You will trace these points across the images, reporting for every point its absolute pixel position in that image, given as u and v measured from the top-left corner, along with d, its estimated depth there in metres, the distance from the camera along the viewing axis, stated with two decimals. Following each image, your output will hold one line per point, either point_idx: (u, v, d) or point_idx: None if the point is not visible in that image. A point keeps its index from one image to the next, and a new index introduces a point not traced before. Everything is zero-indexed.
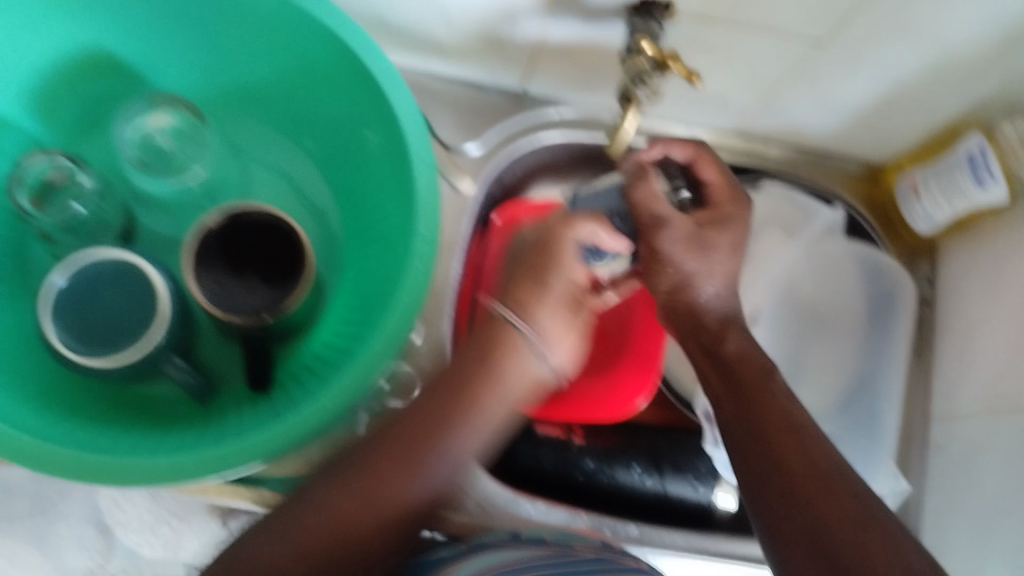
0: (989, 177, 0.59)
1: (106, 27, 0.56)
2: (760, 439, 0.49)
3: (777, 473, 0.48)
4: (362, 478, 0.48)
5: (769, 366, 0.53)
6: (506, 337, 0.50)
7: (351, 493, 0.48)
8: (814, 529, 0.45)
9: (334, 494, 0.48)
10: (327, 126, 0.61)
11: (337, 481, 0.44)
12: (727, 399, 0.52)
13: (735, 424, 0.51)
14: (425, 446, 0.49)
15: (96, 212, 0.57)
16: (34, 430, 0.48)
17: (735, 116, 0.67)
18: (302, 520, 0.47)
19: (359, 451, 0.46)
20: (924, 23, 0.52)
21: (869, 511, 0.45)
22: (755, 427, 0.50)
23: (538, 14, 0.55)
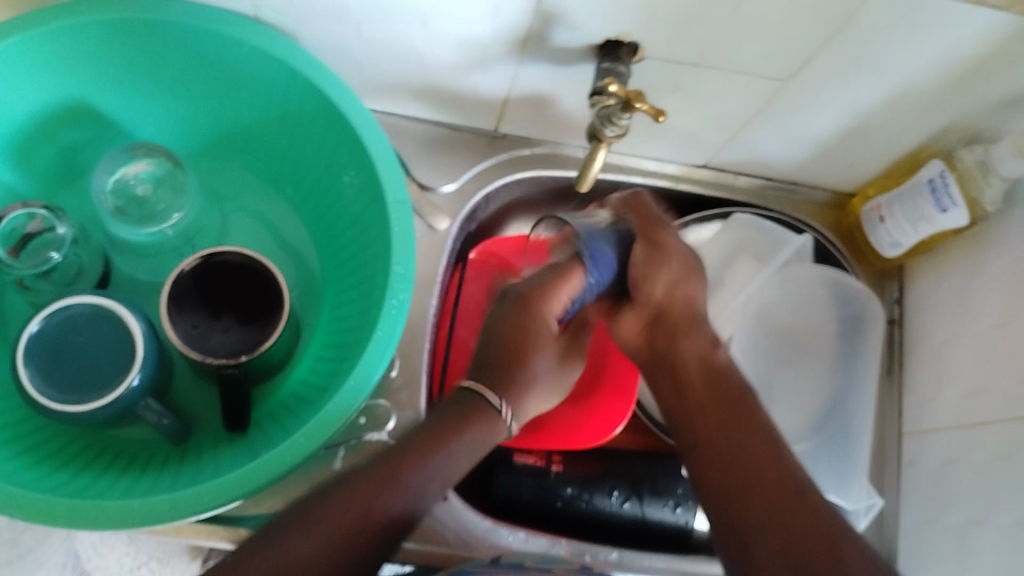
0: (951, 204, 0.61)
1: (87, 82, 0.56)
2: (735, 458, 0.47)
3: (745, 491, 0.45)
4: (335, 512, 0.42)
5: (730, 383, 0.52)
6: (478, 405, 0.50)
7: (317, 531, 0.42)
8: (760, 544, 0.42)
9: (293, 535, 0.42)
10: (303, 167, 0.62)
11: (299, 528, 0.42)
12: (708, 418, 0.50)
13: (712, 436, 0.49)
14: (403, 477, 0.45)
15: (72, 260, 0.56)
16: (8, 476, 0.48)
17: (704, 150, 0.69)
18: (262, 558, 0.41)
19: (326, 498, 0.43)
20: (882, 58, 0.54)
21: (817, 512, 0.43)
22: (732, 441, 0.48)
23: (508, 57, 0.57)
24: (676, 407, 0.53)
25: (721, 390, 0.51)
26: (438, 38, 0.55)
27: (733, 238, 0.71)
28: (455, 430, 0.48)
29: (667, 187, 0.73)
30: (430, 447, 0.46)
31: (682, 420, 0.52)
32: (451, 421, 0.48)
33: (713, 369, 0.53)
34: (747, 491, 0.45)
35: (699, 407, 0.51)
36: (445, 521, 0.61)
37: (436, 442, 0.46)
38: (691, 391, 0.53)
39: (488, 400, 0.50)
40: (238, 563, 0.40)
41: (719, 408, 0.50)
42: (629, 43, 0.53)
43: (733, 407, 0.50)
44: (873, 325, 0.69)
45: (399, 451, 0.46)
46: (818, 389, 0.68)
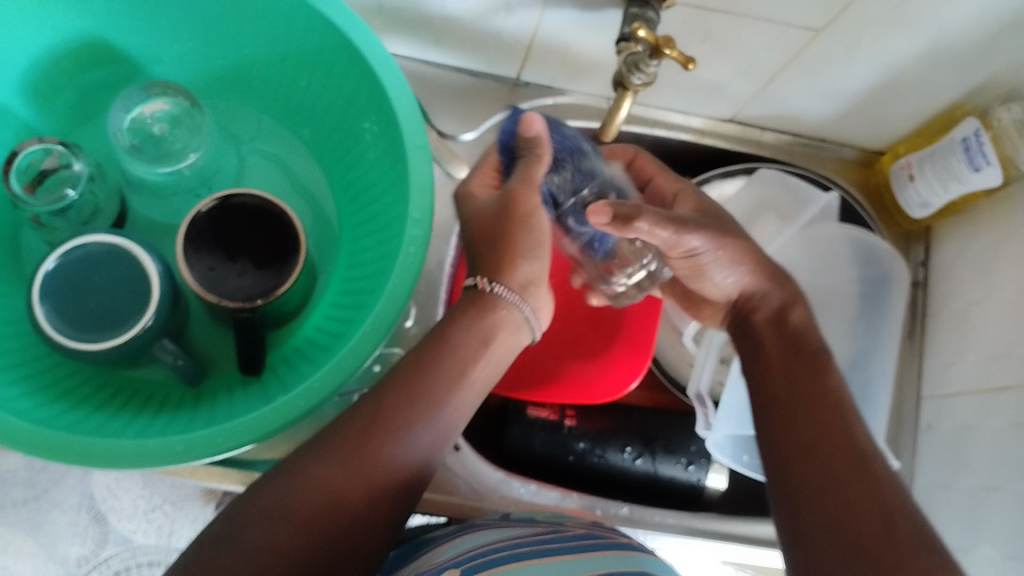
0: (984, 162, 0.59)
1: (103, 19, 0.56)
2: (806, 433, 0.50)
3: (805, 460, 0.49)
4: (361, 439, 0.45)
5: (806, 345, 0.55)
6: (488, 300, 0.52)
7: (344, 459, 0.44)
8: (816, 504, 0.46)
9: (319, 466, 0.44)
10: (319, 109, 0.61)
11: (323, 453, 0.44)
12: (784, 396, 0.52)
13: (787, 400, 0.52)
14: (403, 419, 0.47)
15: (88, 198, 0.56)
16: (25, 412, 0.48)
17: (731, 103, 0.67)
18: (297, 488, 0.43)
19: (351, 419, 0.46)
20: (922, 8, 0.52)
21: (878, 482, 0.46)
22: (808, 425, 0.50)
23: (534, 1, 0.55)
24: (753, 361, 0.56)
25: (800, 370, 0.53)
26: None
27: (757, 195, 0.69)
28: (476, 348, 0.51)
29: (692, 140, 0.71)
30: (441, 369, 0.49)
31: (757, 376, 0.55)
32: (453, 318, 0.51)
33: (790, 332, 0.56)
34: (815, 454, 0.48)
35: (774, 369, 0.54)
36: (457, 471, 0.61)
37: (453, 351, 0.50)
38: (771, 367, 0.55)
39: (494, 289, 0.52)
40: (279, 483, 0.43)
41: (795, 390, 0.52)
42: None
43: (814, 387, 0.52)
44: (897, 286, 0.66)
45: (394, 382, 0.48)
46: (839, 351, 0.67)
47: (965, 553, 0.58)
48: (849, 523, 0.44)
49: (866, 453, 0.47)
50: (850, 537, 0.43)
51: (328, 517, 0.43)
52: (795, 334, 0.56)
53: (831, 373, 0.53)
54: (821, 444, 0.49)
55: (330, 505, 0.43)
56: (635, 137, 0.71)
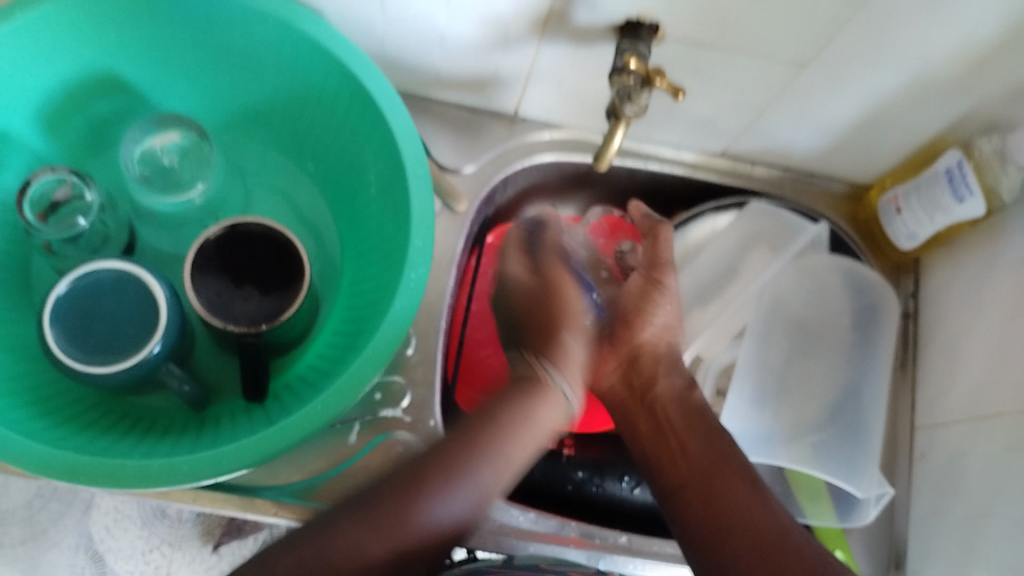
0: (967, 193, 0.61)
1: (116, 55, 0.58)
2: (708, 491, 0.53)
3: (701, 501, 0.53)
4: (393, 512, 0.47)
5: (705, 419, 0.57)
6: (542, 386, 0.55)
7: (374, 530, 0.47)
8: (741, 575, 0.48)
9: (349, 536, 0.46)
10: (323, 145, 0.63)
11: (364, 521, 0.47)
12: (684, 452, 0.55)
13: (687, 474, 0.54)
14: (433, 488, 0.48)
15: (99, 228, 0.57)
16: (35, 435, 0.49)
17: (721, 138, 0.70)
18: (330, 544, 0.46)
19: (383, 506, 0.47)
20: (901, 43, 0.54)
21: (796, 552, 0.48)
22: (695, 497, 0.53)
23: (529, 36, 0.57)
24: (654, 437, 0.58)
25: (694, 425, 0.57)
26: (461, 17, 0.56)
27: (748, 227, 0.71)
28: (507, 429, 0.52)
29: (685, 174, 0.73)
30: (465, 455, 0.50)
31: (657, 455, 0.57)
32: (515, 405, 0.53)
33: (688, 399, 0.58)
34: (728, 532, 0.50)
35: (681, 448, 0.56)
36: None
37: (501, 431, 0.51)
38: (673, 428, 0.57)
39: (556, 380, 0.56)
40: (310, 540, 0.46)
41: (694, 477, 0.54)
42: (649, 23, 0.53)
43: (708, 441, 0.56)
44: (887, 319, 0.69)
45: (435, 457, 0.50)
46: (834, 380, 0.68)
47: None
48: (780, 571, 0.47)
49: (777, 521, 0.50)
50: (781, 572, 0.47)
51: (357, 575, 0.46)
52: (695, 405, 0.58)
53: (712, 432, 0.56)
54: (732, 522, 0.50)
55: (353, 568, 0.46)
56: (627, 171, 0.73)
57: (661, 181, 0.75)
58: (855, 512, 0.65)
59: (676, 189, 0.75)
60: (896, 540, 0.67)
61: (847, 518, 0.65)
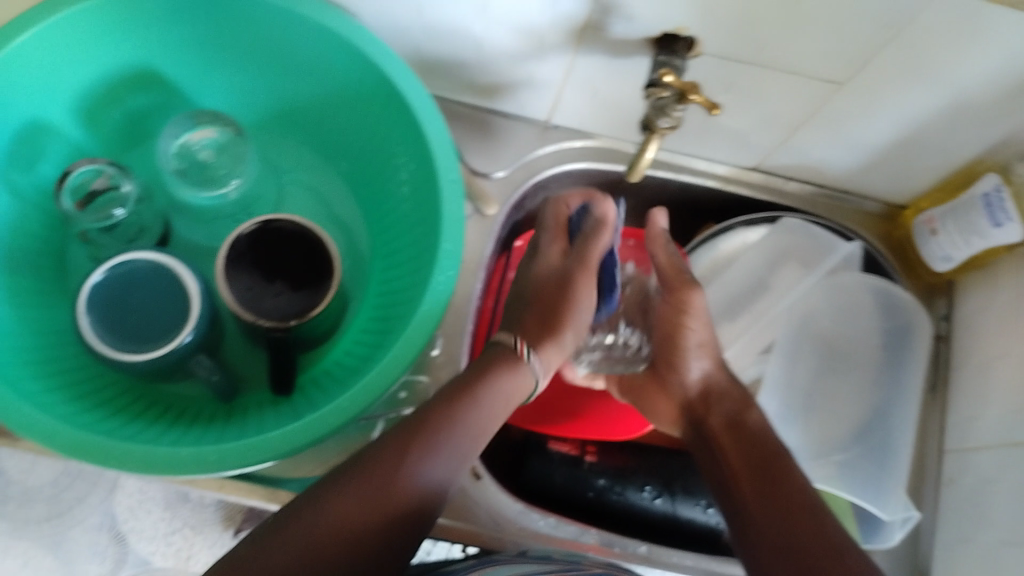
0: (1005, 218, 0.60)
1: (157, 49, 0.59)
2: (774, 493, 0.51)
3: (768, 526, 0.50)
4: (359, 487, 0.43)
5: (760, 442, 0.55)
6: (505, 360, 0.53)
7: (357, 499, 0.43)
8: None
9: (329, 505, 0.43)
10: (357, 144, 0.64)
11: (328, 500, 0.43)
12: (746, 480, 0.53)
13: (749, 500, 0.52)
14: (414, 456, 0.46)
15: (134, 218, 0.58)
16: (66, 417, 0.50)
17: (756, 152, 0.69)
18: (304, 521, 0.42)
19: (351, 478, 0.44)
20: (942, 67, 0.54)
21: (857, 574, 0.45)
22: (763, 494, 0.51)
23: (565, 46, 0.57)
24: (714, 469, 0.56)
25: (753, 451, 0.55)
26: (497, 25, 0.56)
27: (778, 243, 0.71)
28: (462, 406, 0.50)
29: (717, 187, 0.73)
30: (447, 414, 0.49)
31: (722, 482, 0.55)
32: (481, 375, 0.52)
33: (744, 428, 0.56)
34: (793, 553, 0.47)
35: (737, 478, 0.54)
36: (478, 502, 0.61)
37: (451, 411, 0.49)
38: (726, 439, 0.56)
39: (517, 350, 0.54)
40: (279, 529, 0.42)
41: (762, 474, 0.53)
42: (685, 37, 0.54)
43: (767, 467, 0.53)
44: (920, 336, 0.67)
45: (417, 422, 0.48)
46: (861, 400, 0.68)
47: None
48: None
49: (838, 540, 0.47)
50: None
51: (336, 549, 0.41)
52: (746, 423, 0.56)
53: (781, 454, 0.54)
54: (797, 546, 0.48)
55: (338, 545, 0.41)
56: (660, 181, 0.73)
57: (694, 194, 0.74)
58: (879, 535, 0.64)
59: (708, 202, 0.75)
60: (920, 560, 0.66)
61: (872, 540, 0.65)
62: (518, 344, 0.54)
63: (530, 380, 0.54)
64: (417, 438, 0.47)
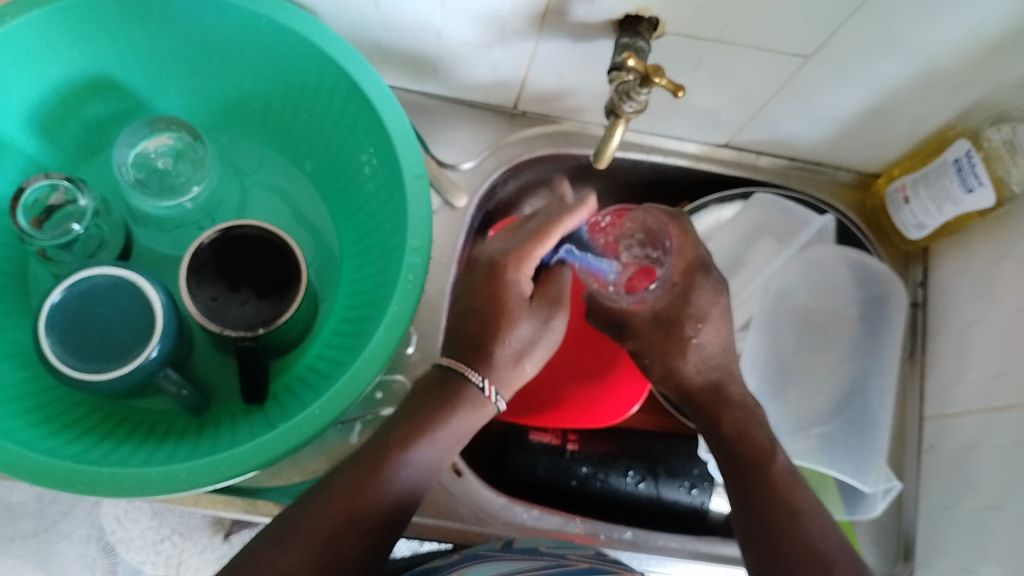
0: (976, 182, 0.59)
1: (109, 58, 0.57)
2: (759, 482, 0.52)
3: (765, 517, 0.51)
4: (321, 506, 0.46)
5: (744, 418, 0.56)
6: (461, 383, 0.52)
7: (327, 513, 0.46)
8: None
9: (291, 541, 0.45)
10: (319, 143, 0.62)
11: (290, 533, 0.45)
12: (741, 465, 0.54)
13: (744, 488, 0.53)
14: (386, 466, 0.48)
15: (93, 232, 0.57)
16: (32, 444, 0.49)
17: (726, 129, 0.68)
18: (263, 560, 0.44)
19: (309, 506, 0.46)
20: (908, 35, 0.53)
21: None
22: (746, 487, 0.53)
23: (527, 32, 0.56)
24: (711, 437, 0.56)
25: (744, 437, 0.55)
26: (457, 14, 0.55)
27: (755, 218, 0.70)
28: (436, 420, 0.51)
29: (688, 166, 0.72)
30: (401, 441, 0.49)
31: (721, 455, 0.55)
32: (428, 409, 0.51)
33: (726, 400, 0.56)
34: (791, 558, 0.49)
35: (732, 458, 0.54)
36: (459, 497, 0.61)
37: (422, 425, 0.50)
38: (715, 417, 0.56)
39: (471, 378, 0.52)
40: (257, 549, 0.44)
41: (739, 466, 0.54)
42: (648, 18, 0.53)
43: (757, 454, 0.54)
44: (895, 305, 0.67)
45: (398, 430, 0.50)
46: (839, 373, 0.68)
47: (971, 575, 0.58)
48: None
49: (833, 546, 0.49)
50: None
51: None
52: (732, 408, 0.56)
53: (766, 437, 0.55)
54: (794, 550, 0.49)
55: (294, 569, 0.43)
56: (631, 163, 0.72)
57: (665, 173, 0.73)
58: (862, 506, 0.64)
59: (680, 180, 0.74)
60: (904, 530, 0.66)
61: (855, 511, 0.65)
62: (467, 371, 0.52)
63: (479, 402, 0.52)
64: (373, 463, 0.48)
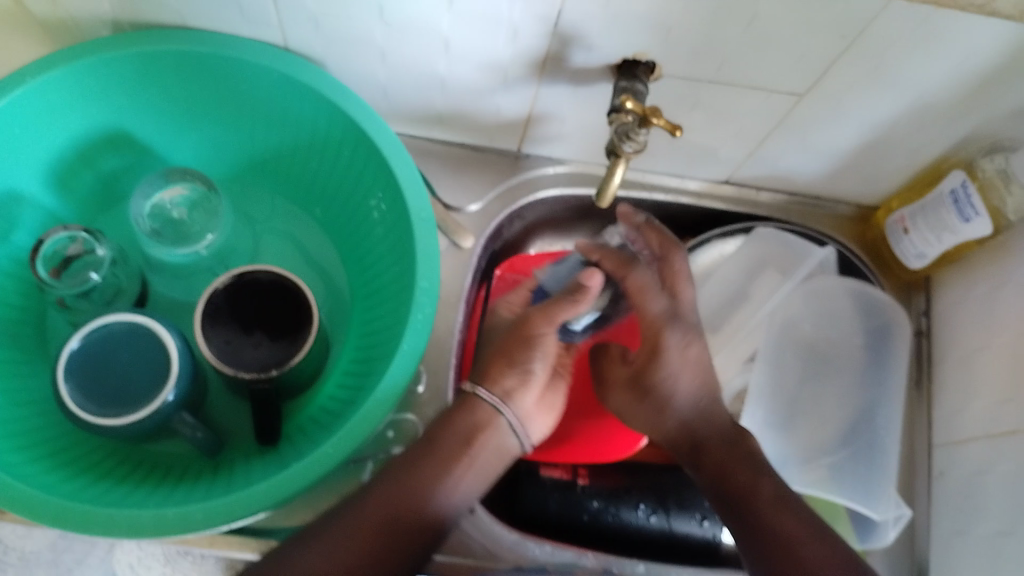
0: (973, 213, 0.60)
1: (126, 112, 0.59)
2: (764, 513, 0.52)
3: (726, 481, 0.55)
4: (363, 517, 0.49)
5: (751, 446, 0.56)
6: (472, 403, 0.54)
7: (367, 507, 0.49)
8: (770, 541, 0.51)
9: (333, 533, 0.48)
10: (329, 189, 0.64)
11: (332, 526, 0.48)
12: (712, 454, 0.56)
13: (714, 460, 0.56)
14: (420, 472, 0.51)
15: (111, 279, 0.58)
16: (50, 487, 0.50)
17: (725, 166, 0.70)
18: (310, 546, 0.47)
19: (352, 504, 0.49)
20: (901, 72, 0.54)
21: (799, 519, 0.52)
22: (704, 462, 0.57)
23: (529, 78, 0.58)
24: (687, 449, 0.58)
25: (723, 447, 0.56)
26: (461, 64, 0.57)
27: (757, 251, 0.72)
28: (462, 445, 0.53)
29: (691, 202, 0.73)
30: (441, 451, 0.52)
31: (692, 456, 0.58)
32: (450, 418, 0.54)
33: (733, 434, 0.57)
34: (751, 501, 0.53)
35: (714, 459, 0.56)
36: (472, 533, 0.61)
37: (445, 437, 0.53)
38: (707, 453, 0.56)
39: (482, 397, 0.54)
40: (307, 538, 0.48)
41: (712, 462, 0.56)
42: (646, 61, 0.54)
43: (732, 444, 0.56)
44: (899, 337, 0.68)
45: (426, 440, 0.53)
46: (847, 400, 0.68)
47: None
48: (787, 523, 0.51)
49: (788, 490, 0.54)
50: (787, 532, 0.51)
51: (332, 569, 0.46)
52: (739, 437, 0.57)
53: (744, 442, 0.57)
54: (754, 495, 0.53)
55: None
56: (633, 202, 0.73)
57: (667, 211, 0.75)
58: (874, 534, 0.64)
59: (681, 217, 0.76)
60: (918, 557, 0.66)
61: (868, 539, 0.65)
62: (477, 389, 0.54)
63: (490, 417, 0.54)
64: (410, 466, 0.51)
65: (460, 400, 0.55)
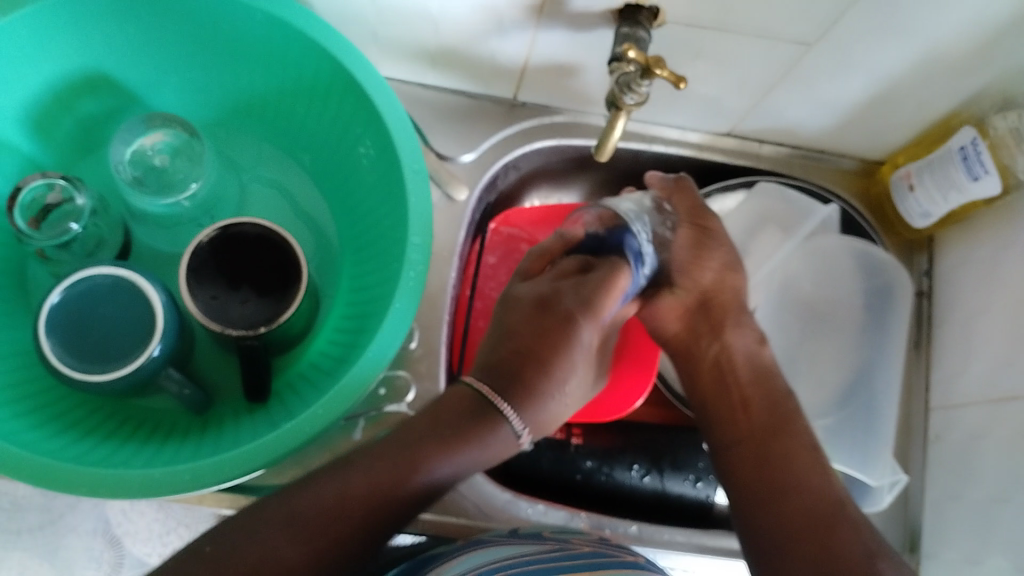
0: (983, 171, 0.59)
1: (104, 52, 0.56)
2: (785, 476, 0.51)
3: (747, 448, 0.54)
4: (353, 483, 0.45)
5: (774, 386, 0.57)
6: (486, 408, 0.50)
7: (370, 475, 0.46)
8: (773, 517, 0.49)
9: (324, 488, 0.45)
10: (318, 136, 0.62)
11: (319, 489, 0.45)
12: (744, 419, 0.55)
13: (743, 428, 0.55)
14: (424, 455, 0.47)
15: (92, 231, 0.57)
16: (34, 445, 0.49)
17: (727, 118, 0.68)
18: (297, 500, 0.44)
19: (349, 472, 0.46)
20: (913, 22, 0.52)
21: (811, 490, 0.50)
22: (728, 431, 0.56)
23: (526, 23, 0.55)
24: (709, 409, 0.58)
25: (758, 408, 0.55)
26: (454, 6, 0.54)
27: (758, 208, 0.69)
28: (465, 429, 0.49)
29: (691, 155, 0.71)
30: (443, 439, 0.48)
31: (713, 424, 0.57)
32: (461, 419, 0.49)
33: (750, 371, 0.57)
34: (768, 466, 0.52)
35: (741, 410, 0.56)
36: (465, 492, 0.61)
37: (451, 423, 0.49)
38: (734, 398, 0.57)
39: (500, 411, 0.50)
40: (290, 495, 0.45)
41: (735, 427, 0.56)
42: (648, 7, 0.51)
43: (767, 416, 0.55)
44: (900, 297, 0.67)
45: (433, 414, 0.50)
46: (843, 363, 0.67)
47: (979, 565, 0.58)
48: (797, 492, 0.50)
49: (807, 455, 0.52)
50: (797, 503, 0.49)
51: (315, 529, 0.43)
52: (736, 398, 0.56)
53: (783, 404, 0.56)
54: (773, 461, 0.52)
55: (305, 541, 0.43)
56: (632, 153, 0.71)
57: (667, 165, 0.73)
58: (868, 498, 0.64)
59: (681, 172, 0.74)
60: (911, 520, 0.66)
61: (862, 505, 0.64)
62: (496, 400, 0.50)
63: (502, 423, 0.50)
64: (416, 447, 0.48)
65: (478, 403, 0.50)
